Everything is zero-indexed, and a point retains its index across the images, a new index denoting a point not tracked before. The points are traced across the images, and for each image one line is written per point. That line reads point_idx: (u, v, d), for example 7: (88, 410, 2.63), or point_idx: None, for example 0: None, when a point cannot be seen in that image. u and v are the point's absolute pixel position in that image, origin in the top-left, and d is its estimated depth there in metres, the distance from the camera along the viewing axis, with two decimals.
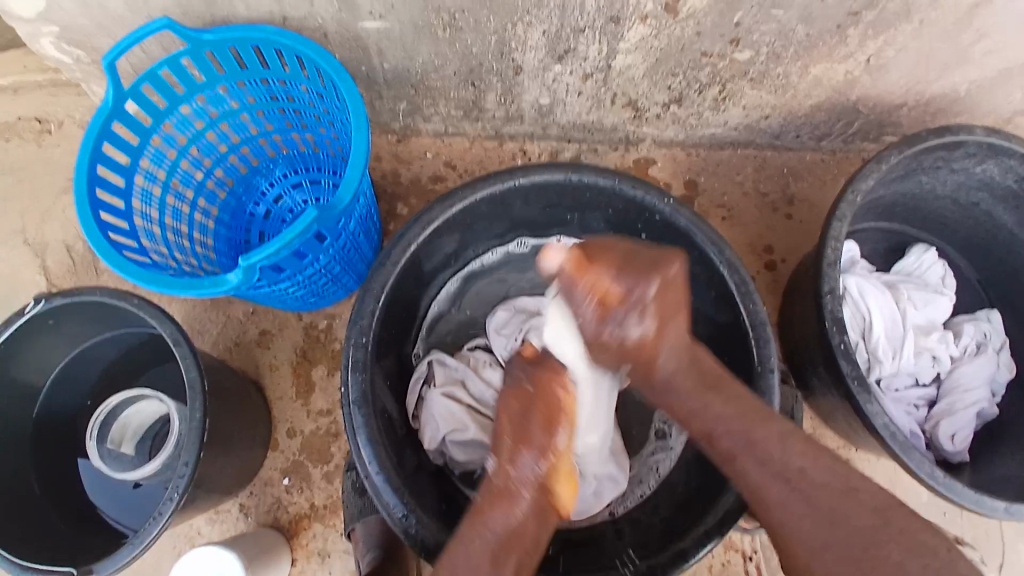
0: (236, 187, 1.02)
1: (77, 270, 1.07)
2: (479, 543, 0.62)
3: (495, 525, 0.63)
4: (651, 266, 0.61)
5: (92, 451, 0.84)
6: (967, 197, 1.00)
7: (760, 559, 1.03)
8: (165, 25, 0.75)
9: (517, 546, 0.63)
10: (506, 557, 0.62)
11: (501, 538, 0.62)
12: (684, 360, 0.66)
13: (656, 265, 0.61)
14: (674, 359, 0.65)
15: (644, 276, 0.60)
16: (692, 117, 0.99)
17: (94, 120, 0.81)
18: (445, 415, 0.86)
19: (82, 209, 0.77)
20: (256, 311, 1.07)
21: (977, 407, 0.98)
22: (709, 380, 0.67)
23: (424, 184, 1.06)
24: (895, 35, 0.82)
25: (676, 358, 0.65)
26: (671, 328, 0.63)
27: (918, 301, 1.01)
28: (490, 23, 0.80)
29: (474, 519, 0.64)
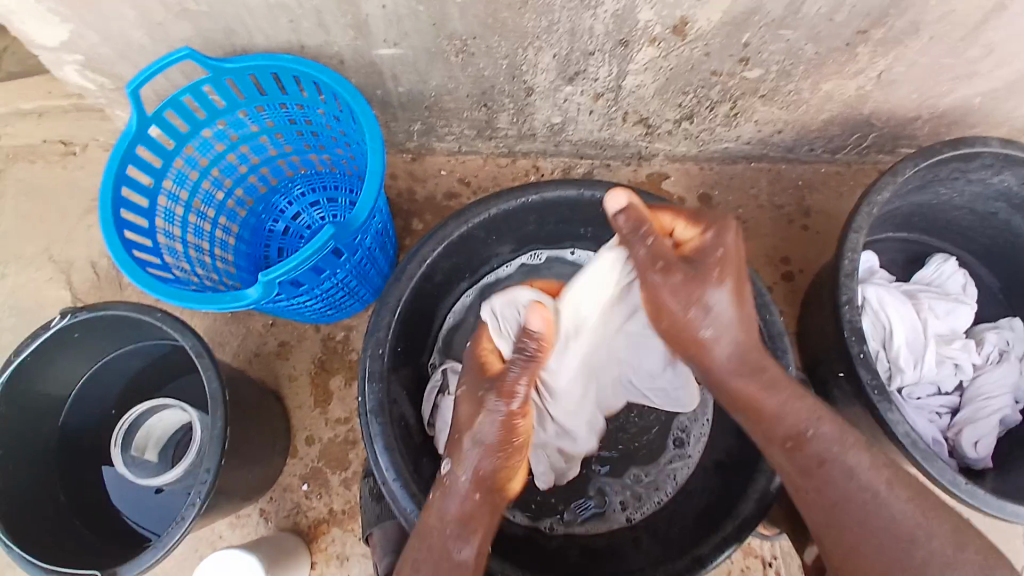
0: (256, 206, 1.04)
1: (101, 285, 1.10)
2: (437, 533, 0.66)
3: (450, 522, 0.66)
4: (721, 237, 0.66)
5: (116, 460, 0.86)
6: (984, 207, 0.99)
7: (780, 565, 1.02)
8: (188, 55, 0.78)
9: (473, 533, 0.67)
10: (462, 547, 0.66)
11: (456, 530, 0.66)
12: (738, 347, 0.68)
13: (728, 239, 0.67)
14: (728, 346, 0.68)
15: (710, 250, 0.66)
16: (703, 133, 1.00)
17: (118, 146, 0.83)
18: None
19: (108, 230, 0.79)
20: (276, 323, 1.09)
21: (1001, 415, 0.97)
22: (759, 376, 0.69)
23: (438, 200, 1.08)
24: (905, 52, 0.82)
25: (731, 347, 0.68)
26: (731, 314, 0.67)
27: (940, 310, 1.01)
28: (501, 48, 0.82)
29: (429, 516, 0.67)
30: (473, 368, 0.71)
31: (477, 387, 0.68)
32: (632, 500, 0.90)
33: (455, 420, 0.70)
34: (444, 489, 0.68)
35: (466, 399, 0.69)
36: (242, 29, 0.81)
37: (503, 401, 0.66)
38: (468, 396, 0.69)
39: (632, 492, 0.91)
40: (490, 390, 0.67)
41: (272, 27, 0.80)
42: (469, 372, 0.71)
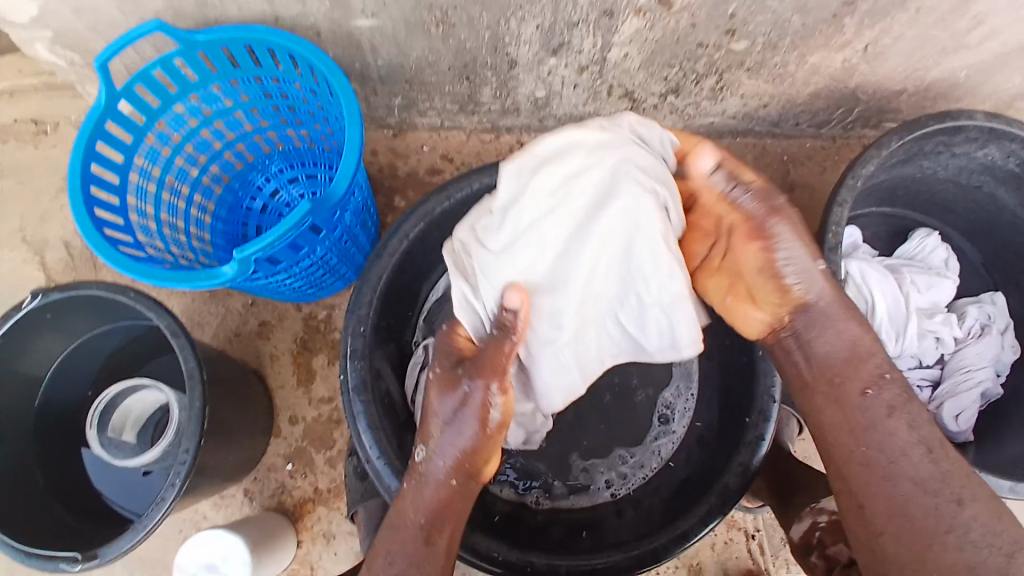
0: (232, 183, 1.02)
1: (77, 266, 1.08)
2: (405, 520, 0.66)
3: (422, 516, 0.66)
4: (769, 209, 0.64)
5: (93, 441, 0.84)
6: (968, 180, 0.99)
7: (763, 536, 1.04)
8: (156, 28, 0.74)
9: (446, 526, 0.66)
10: (435, 537, 0.66)
11: (429, 521, 0.66)
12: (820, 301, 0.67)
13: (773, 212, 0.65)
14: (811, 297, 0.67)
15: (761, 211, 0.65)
16: (689, 107, 0.99)
17: (87, 120, 0.80)
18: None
19: (78, 208, 0.77)
20: (256, 302, 1.07)
21: (982, 387, 0.98)
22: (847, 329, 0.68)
23: (420, 176, 1.06)
24: (891, 24, 0.81)
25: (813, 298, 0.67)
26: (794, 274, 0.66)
27: (922, 284, 1.01)
28: (483, 19, 0.80)
29: (399, 507, 0.67)
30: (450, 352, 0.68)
31: (454, 370, 0.66)
32: (617, 478, 0.90)
33: (427, 409, 0.68)
34: (421, 478, 0.67)
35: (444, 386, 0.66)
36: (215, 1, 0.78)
37: (480, 384, 0.65)
38: (447, 382, 0.66)
39: (616, 470, 0.90)
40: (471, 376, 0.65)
41: None
42: (444, 354, 0.68)
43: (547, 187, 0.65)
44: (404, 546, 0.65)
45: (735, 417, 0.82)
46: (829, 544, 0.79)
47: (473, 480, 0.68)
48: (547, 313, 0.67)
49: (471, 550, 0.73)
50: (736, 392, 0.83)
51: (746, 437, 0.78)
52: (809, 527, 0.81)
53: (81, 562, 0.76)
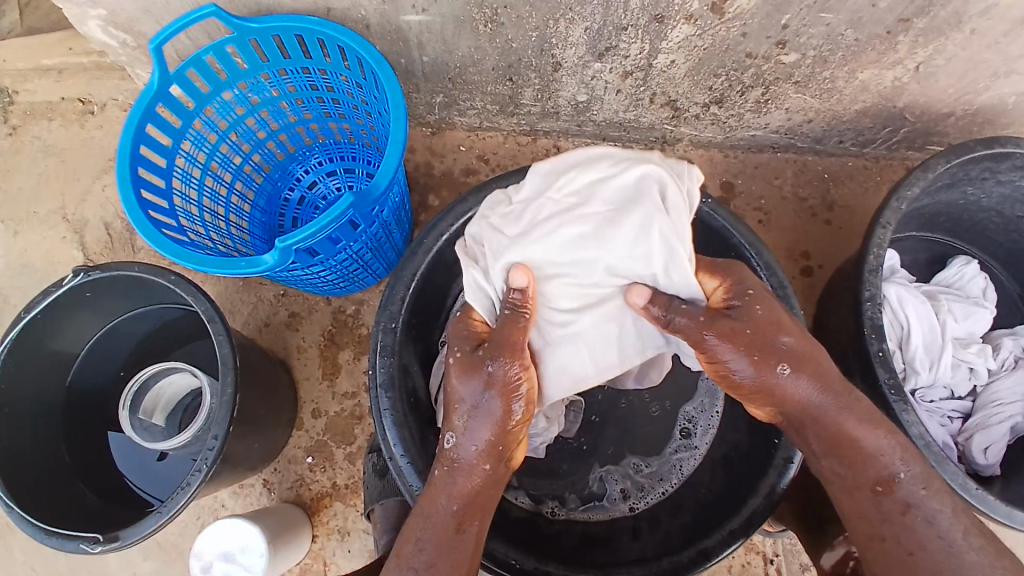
0: (272, 173, 1.03)
1: (114, 246, 1.09)
2: (433, 508, 0.64)
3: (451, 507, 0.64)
4: (772, 352, 0.62)
5: (124, 422, 0.84)
6: (1011, 211, 0.97)
7: (781, 562, 1.01)
8: (212, 12, 0.76)
9: (477, 510, 0.65)
10: (467, 523, 0.64)
11: (462, 506, 0.64)
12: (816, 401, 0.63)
13: (774, 350, 0.62)
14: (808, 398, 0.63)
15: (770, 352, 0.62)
16: (732, 118, 0.98)
17: (138, 102, 0.81)
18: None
19: (124, 187, 0.78)
20: (287, 293, 1.08)
21: (1014, 421, 0.95)
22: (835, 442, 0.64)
23: (456, 176, 1.06)
24: (946, 44, 0.80)
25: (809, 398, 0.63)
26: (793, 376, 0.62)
27: (958, 312, 0.98)
28: (531, 19, 0.80)
29: (427, 495, 0.65)
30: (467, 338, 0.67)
31: (475, 351, 0.65)
32: (635, 489, 0.89)
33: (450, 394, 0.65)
34: (449, 463, 0.65)
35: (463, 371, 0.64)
36: None
37: (504, 363, 0.63)
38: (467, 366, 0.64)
39: (633, 481, 0.89)
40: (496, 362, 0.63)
41: None
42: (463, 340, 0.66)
43: (568, 189, 0.67)
44: (434, 535, 0.63)
45: (764, 436, 0.79)
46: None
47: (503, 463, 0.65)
48: (557, 290, 0.67)
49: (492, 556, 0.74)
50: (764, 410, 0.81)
51: (775, 458, 0.75)
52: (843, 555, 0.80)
53: (102, 543, 0.77)
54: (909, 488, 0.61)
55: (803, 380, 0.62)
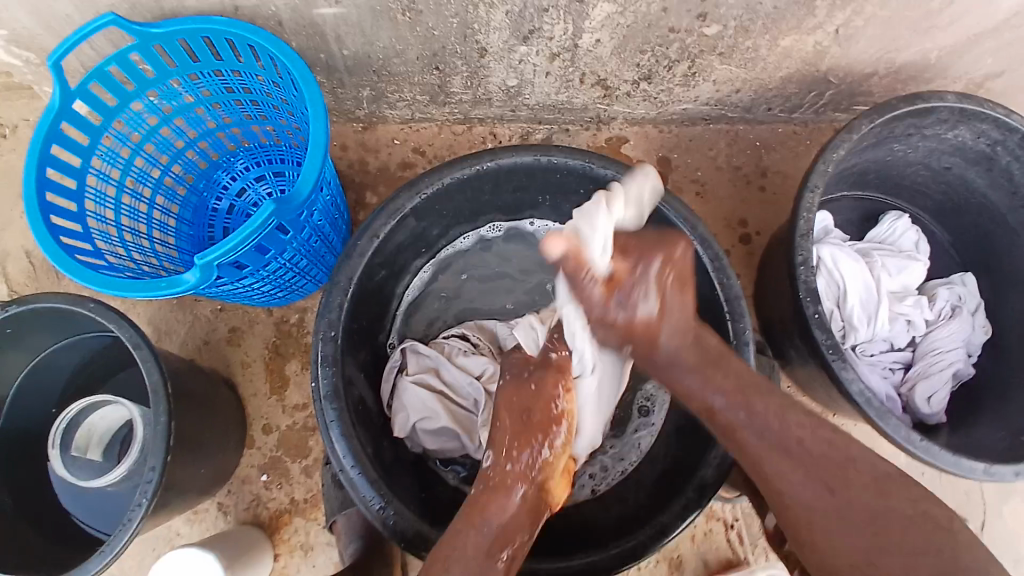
0: (196, 183, 0.99)
1: (37, 274, 1.04)
2: (470, 524, 0.63)
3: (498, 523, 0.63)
4: (661, 243, 0.61)
5: (56, 460, 0.82)
6: (938, 162, 1.01)
7: (743, 526, 1.04)
8: (111, 21, 0.72)
9: (511, 536, 0.63)
10: (499, 552, 0.62)
11: (495, 528, 0.63)
12: (686, 336, 0.65)
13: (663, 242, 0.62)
14: (674, 339, 0.64)
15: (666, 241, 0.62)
16: (662, 94, 0.98)
17: (41, 122, 0.77)
18: (415, 403, 0.83)
19: (32, 213, 0.73)
20: (225, 308, 1.04)
21: (953, 368, 0.99)
22: (708, 355, 0.66)
23: (392, 171, 1.04)
24: (863, 4, 0.81)
25: (675, 338, 0.64)
26: (669, 330, 0.64)
27: (893, 267, 1.01)
28: (450, 5, 0.78)
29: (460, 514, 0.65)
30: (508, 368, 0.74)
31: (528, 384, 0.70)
32: (600, 470, 0.88)
33: (495, 418, 0.70)
34: (481, 481, 0.67)
35: (509, 396, 0.70)
36: None
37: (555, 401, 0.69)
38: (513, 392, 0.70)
39: (598, 462, 0.88)
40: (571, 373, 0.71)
41: None
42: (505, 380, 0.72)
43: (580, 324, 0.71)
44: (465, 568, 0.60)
45: None
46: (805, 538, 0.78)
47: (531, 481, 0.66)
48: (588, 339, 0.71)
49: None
50: None
51: None
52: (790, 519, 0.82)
53: None
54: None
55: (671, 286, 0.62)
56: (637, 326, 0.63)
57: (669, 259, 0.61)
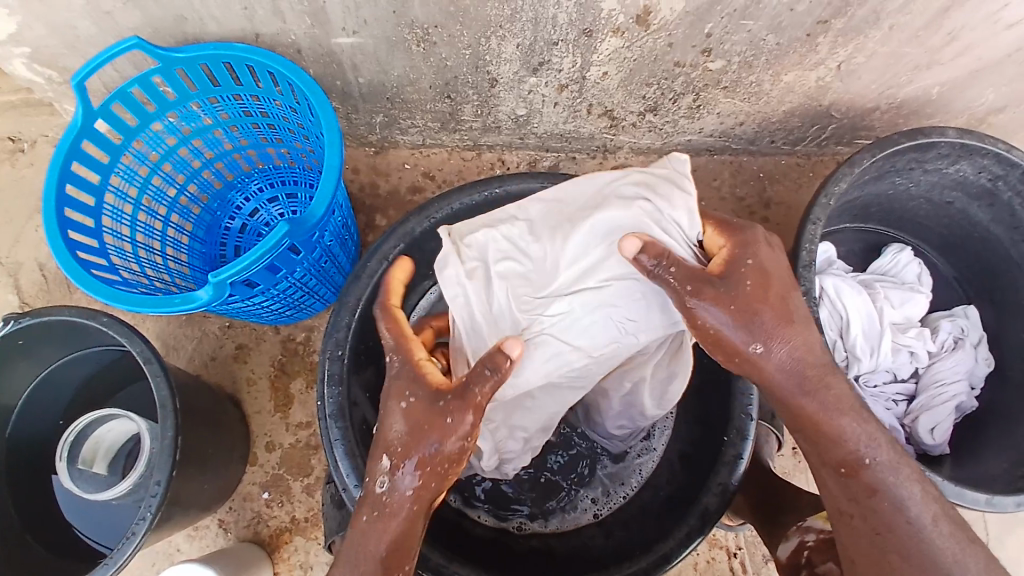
0: (210, 202, 1.01)
1: (50, 288, 1.06)
2: (367, 552, 0.59)
3: (385, 550, 0.59)
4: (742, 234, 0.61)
5: (63, 473, 0.82)
6: (940, 197, 1.03)
7: (744, 555, 1.04)
8: (135, 45, 0.75)
9: (407, 554, 0.60)
10: (397, 567, 0.60)
11: (390, 551, 0.59)
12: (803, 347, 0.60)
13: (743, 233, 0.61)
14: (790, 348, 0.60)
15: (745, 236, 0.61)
16: (667, 125, 1.00)
17: (62, 140, 0.79)
18: None
19: (51, 229, 0.75)
20: (234, 325, 1.06)
21: (957, 401, 0.99)
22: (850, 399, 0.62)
23: (402, 195, 1.07)
24: (864, 42, 0.83)
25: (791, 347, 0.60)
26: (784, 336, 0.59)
27: (895, 299, 1.02)
28: (463, 37, 0.80)
29: (353, 538, 0.60)
30: (405, 362, 0.62)
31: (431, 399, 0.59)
32: (602, 495, 0.88)
33: (389, 420, 0.61)
34: (377, 505, 0.60)
35: (417, 413, 0.60)
36: (193, 17, 0.79)
37: (458, 420, 0.58)
38: (423, 404, 0.60)
39: (599, 485, 0.88)
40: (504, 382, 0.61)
41: (224, 14, 0.78)
42: (409, 386, 0.61)
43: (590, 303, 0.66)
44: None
45: (713, 434, 0.79)
46: (818, 563, 0.77)
47: (428, 503, 0.61)
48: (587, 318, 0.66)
49: (438, 573, 0.70)
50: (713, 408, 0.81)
51: (725, 456, 0.75)
52: (798, 545, 0.80)
53: None
54: (870, 454, 0.62)
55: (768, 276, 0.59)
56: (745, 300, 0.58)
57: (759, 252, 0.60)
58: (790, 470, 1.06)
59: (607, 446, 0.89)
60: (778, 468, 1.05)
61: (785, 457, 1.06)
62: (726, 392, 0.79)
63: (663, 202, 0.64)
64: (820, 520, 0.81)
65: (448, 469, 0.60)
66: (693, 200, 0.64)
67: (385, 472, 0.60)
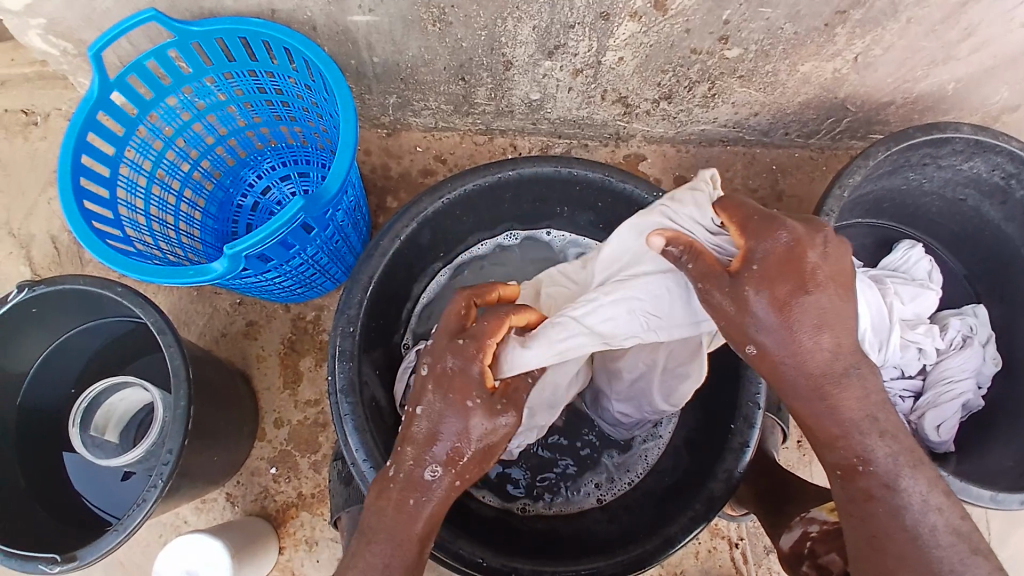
0: (223, 179, 1.02)
1: (62, 261, 1.07)
2: (407, 534, 0.60)
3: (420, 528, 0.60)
4: (769, 221, 0.59)
5: (76, 439, 0.83)
6: (953, 193, 1.02)
7: (747, 545, 1.04)
8: (152, 17, 0.75)
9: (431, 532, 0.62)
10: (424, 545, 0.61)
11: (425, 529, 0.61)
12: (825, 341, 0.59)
13: (771, 219, 0.59)
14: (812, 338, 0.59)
15: (772, 221, 0.59)
16: (681, 114, 1.00)
17: (79, 111, 0.80)
18: None
19: (67, 200, 0.76)
20: (243, 302, 1.06)
21: (964, 398, 0.99)
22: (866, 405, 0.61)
23: (413, 177, 1.07)
24: (882, 34, 0.83)
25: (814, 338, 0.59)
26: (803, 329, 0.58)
27: (906, 295, 1.00)
28: (479, 18, 0.80)
29: (374, 518, 0.61)
30: (467, 370, 0.61)
31: (493, 402, 0.62)
32: (607, 480, 0.88)
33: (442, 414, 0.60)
34: (426, 495, 0.61)
35: (473, 418, 0.61)
36: None
37: (511, 419, 0.63)
38: (480, 410, 0.61)
39: (604, 472, 0.88)
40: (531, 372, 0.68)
41: None
42: (466, 389, 0.61)
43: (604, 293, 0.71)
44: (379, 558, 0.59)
45: (720, 421, 0.79)
46: (820, 554, 0.77)
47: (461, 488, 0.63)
48: (602, 305, 0.70)
49: (443, 549, 0.71)
50: (719, 398, 0.82)
51: (731, 443, 0.76)
52: (800, 537, 0.80)
53: (60, 564, 0.75)
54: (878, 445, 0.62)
55: (795, 269, 0.58)
56: (777, 304, 0.58)
57: (791, 243, 0.58)
58: (794, 462, 1.06)
59: (615, 432, 0.89)
60: (782, 460, 1.05)
61: (790, 449, 1.06)
62: (734, 380, 0.79)
63: (676, 203, 0.70)
64: (823, 511, 0.81)
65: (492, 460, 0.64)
66: (703, 198, 0.70)
67: (436, 464, 0.61)
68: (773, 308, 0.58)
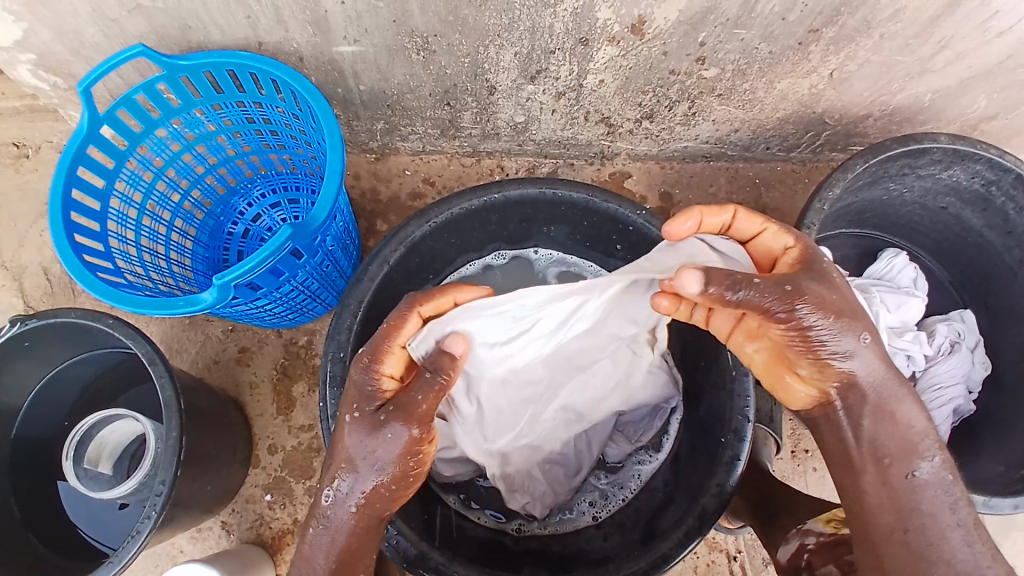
0: (214, 208, 1.03)
1: (54, 292, 1.07)
2: (310, 568, 0.62)
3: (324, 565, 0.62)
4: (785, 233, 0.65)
5: (68, 473, 0.83)
6: (934, 202, 1.04)
7: (743, 558, 1.04)
8: (140, 52, 0.76)
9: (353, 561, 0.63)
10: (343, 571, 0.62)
11: (337, 559, 0.62)
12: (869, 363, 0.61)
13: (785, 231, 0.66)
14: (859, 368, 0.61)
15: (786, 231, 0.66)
16: (663, 132, 1.02)
17: (69, 145, 0.81)
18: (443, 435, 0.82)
19: (57, 234, 0.77)
20: (236, 329, 1.07)
21: (953, 404, 1.00)
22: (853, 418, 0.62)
23: (402, 201, 1.08)
24: (856, 50, 0.85)
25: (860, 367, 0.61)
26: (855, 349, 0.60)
27: (891, 303, 1.02)
28: (462, 46, 0.82)
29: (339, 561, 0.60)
30: (364, 381, 0.62)
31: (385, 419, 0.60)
32: (601, 497, 0.88)
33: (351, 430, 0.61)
34: (327, 522, 0.62)
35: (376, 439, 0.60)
36: (197, 25, 0.80)
37: (400, 430, 0.60)
38: (365, 426, 0.61)
39: (598, 490, 0.88)
40: (432, 368, 0.63)
41: (228, 22, 0.79)
42: (359, 398, 0.62)
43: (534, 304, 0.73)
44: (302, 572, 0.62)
45: (711, 435, 0.80)
46: (816, 565, 0.77)
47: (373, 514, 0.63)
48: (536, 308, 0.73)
49: (436, 572, 0.71)
50: (708, 413, 0.82)
51: (721, 457, 0.76)
52: (797, 549, 0.80)
53: None
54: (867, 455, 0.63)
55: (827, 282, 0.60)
56: (836, 305, 0.59)
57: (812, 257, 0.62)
58: (788, 473, 1.06)
59: (612, 451, 0.89)
60: (776, 472, 1.06)
61: (783, 460, 1.07)
62: (722, 395, 0.80)
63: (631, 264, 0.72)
64: (820, 523, 0.81)
65: (396, 479, 0.62)
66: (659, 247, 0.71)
67: (330, 486, 0.62)
68: (831, 314, 0.59)
